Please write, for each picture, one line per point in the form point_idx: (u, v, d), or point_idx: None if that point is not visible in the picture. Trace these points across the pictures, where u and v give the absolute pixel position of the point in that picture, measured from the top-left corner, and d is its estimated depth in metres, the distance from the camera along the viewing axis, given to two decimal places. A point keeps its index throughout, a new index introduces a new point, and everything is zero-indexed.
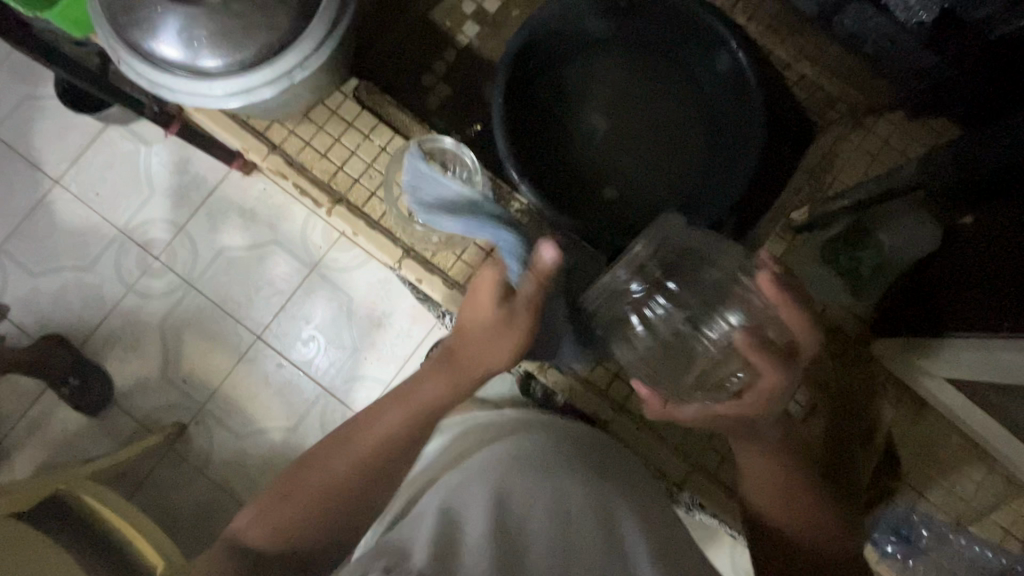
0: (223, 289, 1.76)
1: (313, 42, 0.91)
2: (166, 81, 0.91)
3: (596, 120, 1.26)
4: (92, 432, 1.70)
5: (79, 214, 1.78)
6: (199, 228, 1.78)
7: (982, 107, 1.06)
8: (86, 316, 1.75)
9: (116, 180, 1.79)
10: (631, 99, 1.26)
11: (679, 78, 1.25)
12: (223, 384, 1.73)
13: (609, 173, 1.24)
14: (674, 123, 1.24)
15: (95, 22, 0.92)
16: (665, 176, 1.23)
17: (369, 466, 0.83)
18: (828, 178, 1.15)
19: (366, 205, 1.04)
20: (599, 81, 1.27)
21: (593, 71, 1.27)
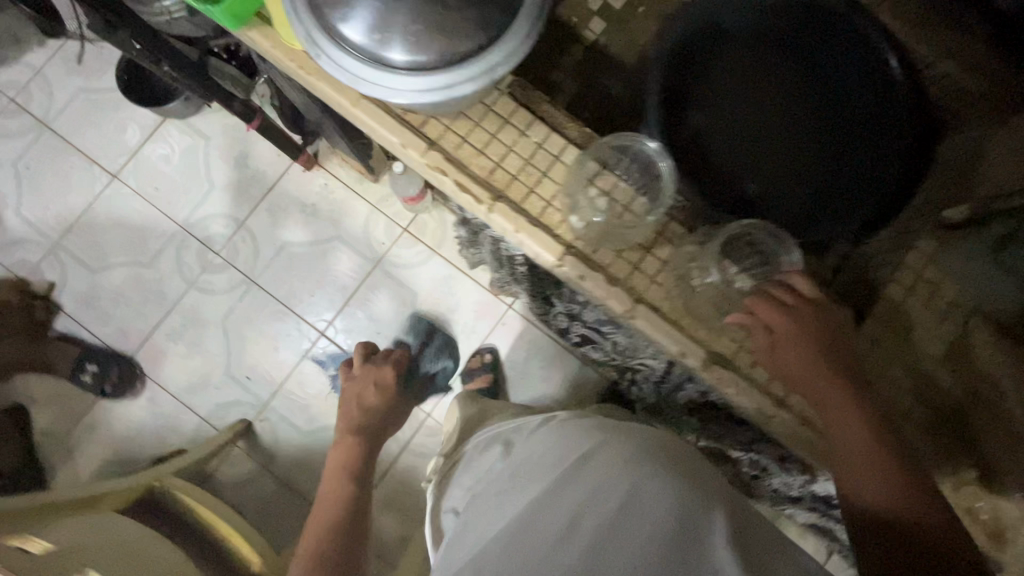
0: (286, 285, 1.75)
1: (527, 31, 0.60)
2: (356, 75, 0.60)
3: (706, 108, 0.90)
4: (156, 428, 1.69)
5: (139, 209, 1.76)
6: (261, 224, 1.77)
7: None
8: (146, 313, 1.73)
9: (176, 174, 1.77)
10: (756, 80, 0.90)
11: (812, 69, 0.90)
12: (287, 380, 1.72)
13: (738, 174, 0.88)
14: (808, 111, 0.89)
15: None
16: (809, 190, 0.88)
17: (307, 547, 1.15)
18: (973, 181, 0.91)
19: (529, 206, 0.76)
20: (724, 61, 0.91)
21: (718, 50, 0.91)
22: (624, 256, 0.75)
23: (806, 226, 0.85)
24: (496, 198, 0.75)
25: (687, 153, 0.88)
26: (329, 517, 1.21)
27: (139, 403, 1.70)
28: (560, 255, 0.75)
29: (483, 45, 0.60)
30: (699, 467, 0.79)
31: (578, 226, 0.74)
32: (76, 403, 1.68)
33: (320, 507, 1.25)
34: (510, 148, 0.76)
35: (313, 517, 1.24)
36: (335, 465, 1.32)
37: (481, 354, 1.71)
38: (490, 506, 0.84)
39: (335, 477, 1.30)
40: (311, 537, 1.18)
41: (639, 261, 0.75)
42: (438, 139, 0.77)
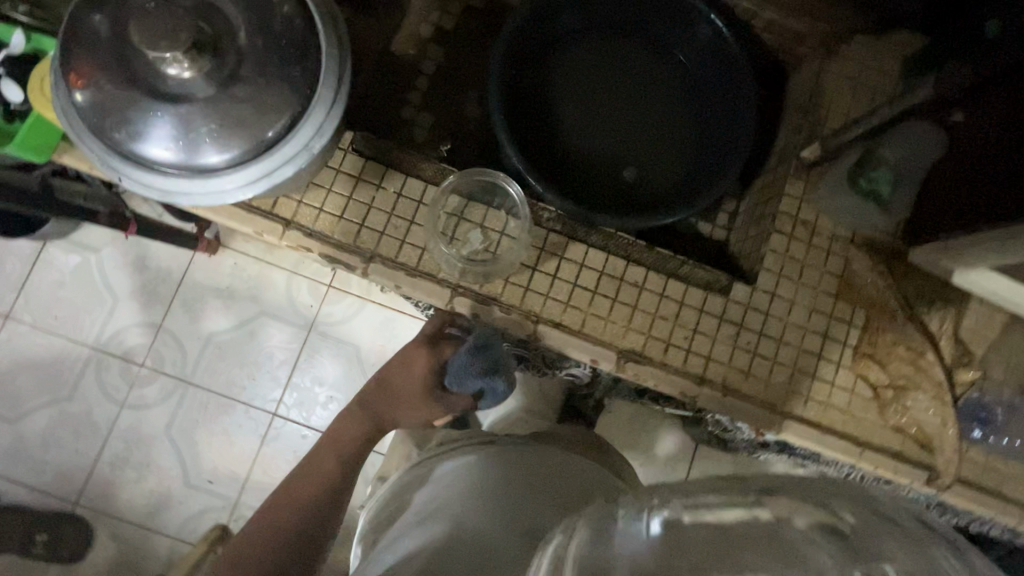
0: (223, 375, 1.67)
1: (324, 109, 0.72)
2: (169, 185, 0.70)
3: (578, 112, 1.06)
4: (127, 561, 1.59)
5: (44, 342, 1.64)
6: (179, 322, 1.68)
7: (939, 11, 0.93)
8: (82, 448, 1.62)
9: (74, 296, 1.66)
10: (610, 81, 1.06)
11: (660, 59, 1.07)
12: (252, 472, 1.65)
13: (617, 160, 1.04)
14: (659, 94, 1.06)
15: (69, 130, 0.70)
16: (675, 158, 1.04)
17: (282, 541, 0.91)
18: (823, 112, 0.96)
19: (404, 255, 0.83)
20: (581, 69, 1.06)
21: (575, 62, 1.06)
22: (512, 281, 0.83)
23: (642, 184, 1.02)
24: (371, 261, 0.82)
25: (548, 147, 1.04)
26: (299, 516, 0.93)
27: (102, 542, 1.59)
28: (451, 299, 0.83)
29: (284, 133, 0.71)
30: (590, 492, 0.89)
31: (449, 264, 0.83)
32: (33, 562, 1.57)
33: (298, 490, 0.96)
34: (388, 213, 0.83)
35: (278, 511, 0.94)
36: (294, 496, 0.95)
37: None
38: (406, 534, 0.82)
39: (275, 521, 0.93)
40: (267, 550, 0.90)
41: (529, 282, 0.84)
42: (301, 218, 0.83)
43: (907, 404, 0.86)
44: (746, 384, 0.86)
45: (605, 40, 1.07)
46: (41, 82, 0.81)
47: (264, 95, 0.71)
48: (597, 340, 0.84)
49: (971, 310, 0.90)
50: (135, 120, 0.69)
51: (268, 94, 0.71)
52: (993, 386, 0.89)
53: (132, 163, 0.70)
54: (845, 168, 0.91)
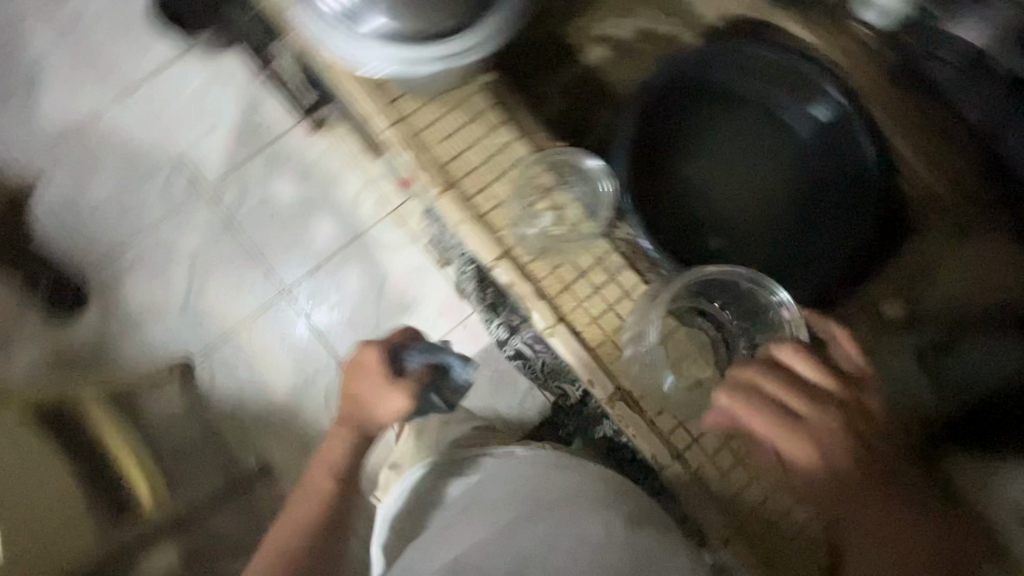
0: (263, 237, 1.75)
1: (474, 38, 0.93)
2: (341, 41, 0.93)
3: (698, 171, 1.18)
4: (99, 345, 1.68)
5: (142, 130, 1.77)
6: (254, 173, 1.78)
7: None
8: (121, 232, 1.73)
9: (185, 105, 1.79)
10: (738, 157, 1.18)
11: (794, 152, 1.16)
12: (239, 330, 1.71)
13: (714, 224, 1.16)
14: (777, 184, 1.16)
15: None
16: (769, 239, 1.15)
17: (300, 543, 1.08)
18: (925, 285, 1.16)
19: (485, 198, 0.97)
20: (721, 138, 1.19)
21: (717, 129, 1.19)
22: (562, 268, 0.94)
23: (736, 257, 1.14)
24: None
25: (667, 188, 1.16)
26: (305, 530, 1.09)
27: (89, 318, 1.69)
28: None
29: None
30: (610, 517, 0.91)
31: (511, 217, 0.96)
32: (28, 302, 1.68)
33: (303, 513, 1.11)
34: None
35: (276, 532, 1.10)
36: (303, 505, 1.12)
37: None
38: (453, 529, 0.97)
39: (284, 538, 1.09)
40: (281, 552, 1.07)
41: None
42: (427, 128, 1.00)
43: None
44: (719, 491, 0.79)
45: (749, 119, 1.18)
46: None
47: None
48: None
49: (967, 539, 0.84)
50: None
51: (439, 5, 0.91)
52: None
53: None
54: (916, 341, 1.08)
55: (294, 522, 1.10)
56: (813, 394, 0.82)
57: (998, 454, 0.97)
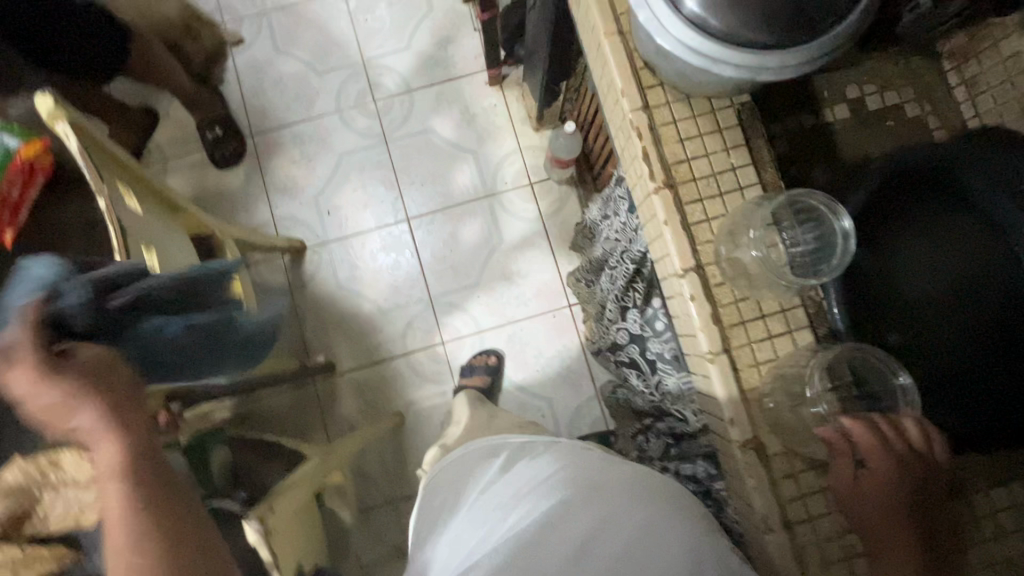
0: (408, 161, 1.83)
1: None
2: None
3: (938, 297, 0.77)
4: (235, 200, 1.81)
5: (345, 27, 1.89)
6: (423, 101, 1.86)
7: None
8: (291, 110, 1.86)
9: (391, 19, 1.89)
10: (958, 272, 0.76)
11: (1004, 271, 0.72)
12: (356, 235, 1.81)
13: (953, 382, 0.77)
14: (987, 276, 0.73)
15: None
16: None
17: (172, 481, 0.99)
18: None
19: None
20: (951, 294, 0.76)
21: (945, 260, 0.77)
22: None
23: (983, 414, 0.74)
24: (667, 185, 0.75)
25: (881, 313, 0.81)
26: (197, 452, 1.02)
27: (237, 173, 1.83)
28: (684, 268, 0.74)
29: (767, 45, 0.62)
30: (677, 525, 0.74)
31: None
32: (194, 139, 1.82)
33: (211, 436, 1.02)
34: (707, 154, 0.76)
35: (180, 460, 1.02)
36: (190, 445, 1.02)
37: (518, 328, 1.75)
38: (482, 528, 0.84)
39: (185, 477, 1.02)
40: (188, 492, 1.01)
41: (750, 318, 0.74)
42: None
43: None
44: (820, 574, 0.70)
45: (956, 229, 0.76)
46: None
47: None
48: (749, 417, 0.72)
49: None
50: None
51: None
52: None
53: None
54: None
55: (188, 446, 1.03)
56: (865, 470, 0.67)
57: None
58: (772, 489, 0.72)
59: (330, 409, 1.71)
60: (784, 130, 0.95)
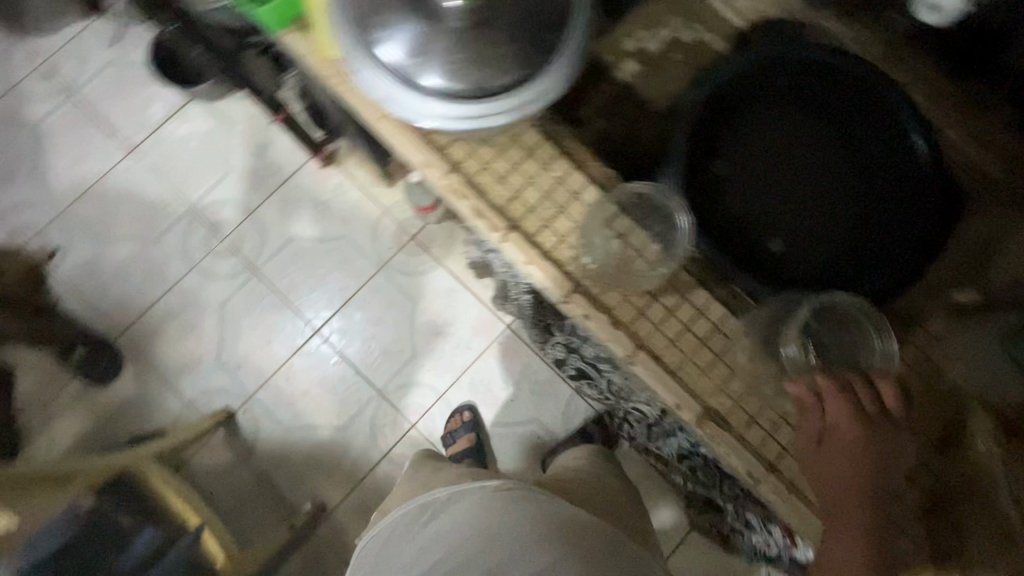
0: (289, 278, 1.75)
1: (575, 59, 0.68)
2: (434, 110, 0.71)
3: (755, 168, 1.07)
4: (137, 407, 1.67)
5: (155, 184, 1.76)
6: (271, 215, 1.77)
7: None
8: (145, 291, 1.72)
9: (198, 155, 1.78)
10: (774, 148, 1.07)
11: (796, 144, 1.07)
12: (277, 373, 1.71)
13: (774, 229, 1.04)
14: (789, 154, 1.07)
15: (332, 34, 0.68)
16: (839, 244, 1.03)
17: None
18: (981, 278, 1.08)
19: None
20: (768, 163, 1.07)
21: (764, 135, 1.07)
22: None
23: (869, 271, 1.00)
24: (512, 228, 0.75)
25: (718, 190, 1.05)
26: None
27: (124, 380, 1.68)
28: (568, 293, 0.74)
29: (509, 86, 0.64)
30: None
31: None
32: (62, 371, 1.66)
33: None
34: (530, 180, 0.76)
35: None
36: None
37: (473, 372, 1.72)
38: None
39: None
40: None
41: (645, 307, 0.75)
42: None
43: None
44: (810, 487, 0.75)
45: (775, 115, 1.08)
46: None
47: (512, 46, 0.64)
48: (689, 392, 0.74)
49: None
50: (392, 22, 0.65)
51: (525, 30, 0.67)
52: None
53: (369, 59, 0.65)
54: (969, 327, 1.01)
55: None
56: (825, 402, 0.72)
57: None
58: (738, 441, 0.75)
59: (340, 547, 1.63)
60: None
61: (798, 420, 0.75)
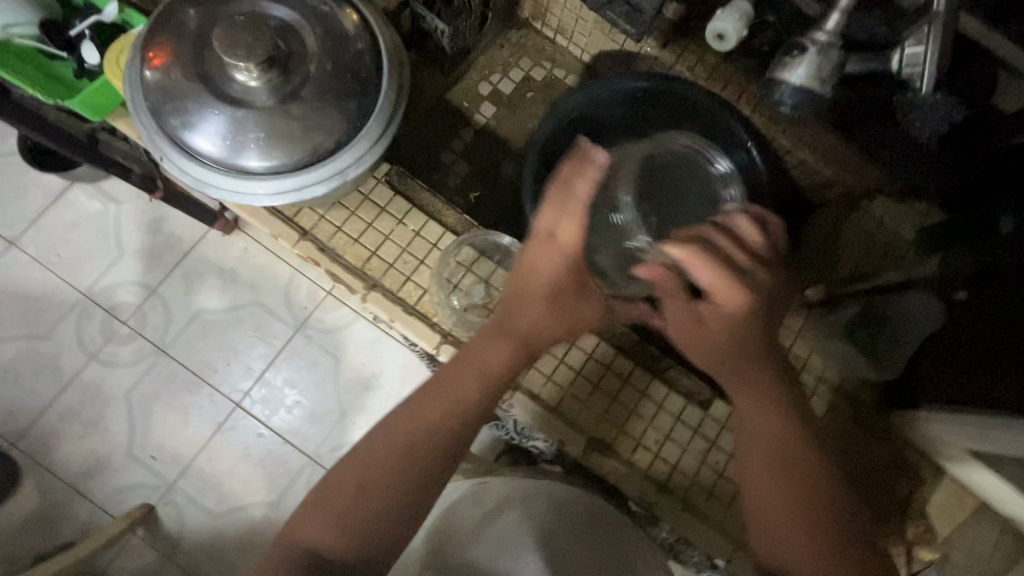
0: (199, 354, 1.65)
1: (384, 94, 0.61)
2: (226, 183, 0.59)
3: None
4: (43, 518, 1.53)
5: (40, 276, 1.65)
6: (174, 291, 1.68)
7: (966, 187, 0.76)
8: (40, 390, 1.59)
9: (86, 237, 1.68)
10: None
11: None
12: (197, 456, 1.60)
13: None
14: None
15: (127, 108, 0.60)
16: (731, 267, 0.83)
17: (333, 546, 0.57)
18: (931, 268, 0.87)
19: None
20: None
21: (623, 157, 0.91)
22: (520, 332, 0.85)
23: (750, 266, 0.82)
24: (371, 287, 0.75)
25: None
26: (396, 466, 0.59)
27: (25, 493, 1.54)
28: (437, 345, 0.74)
29: (333, 150, 0.59)
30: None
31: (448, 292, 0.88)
32: None
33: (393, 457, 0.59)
34: (385, 236, 0.75)
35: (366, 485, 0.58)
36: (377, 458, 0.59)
37: None
38: None
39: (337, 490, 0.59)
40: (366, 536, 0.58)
41: None
42: None
43: None
44: (705, 503, 0.74)
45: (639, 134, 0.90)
46: (121, 49, 0.65)
47: (326, 107, 0.58)
48: (571, 425, 0.75)
49: (944, 484, 0.75)
50: (189, 101, 0.57)
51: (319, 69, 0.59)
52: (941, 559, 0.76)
53: (177, 149, 0.58)
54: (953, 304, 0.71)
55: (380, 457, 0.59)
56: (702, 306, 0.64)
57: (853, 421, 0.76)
58: (626, 468, 0.75)
59: None
60: (458, 149, 0.94)
61: (672, 436, 0.75)
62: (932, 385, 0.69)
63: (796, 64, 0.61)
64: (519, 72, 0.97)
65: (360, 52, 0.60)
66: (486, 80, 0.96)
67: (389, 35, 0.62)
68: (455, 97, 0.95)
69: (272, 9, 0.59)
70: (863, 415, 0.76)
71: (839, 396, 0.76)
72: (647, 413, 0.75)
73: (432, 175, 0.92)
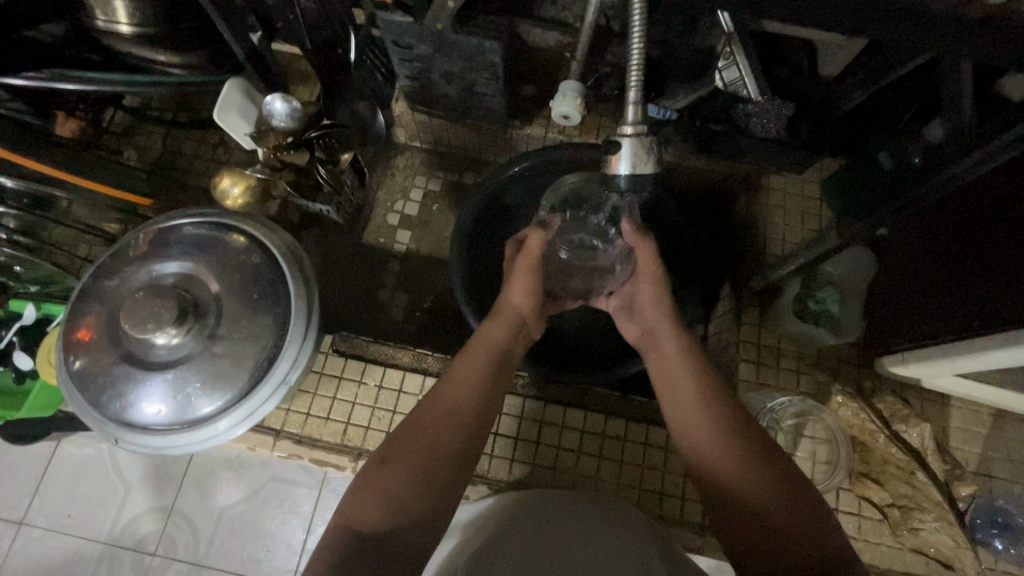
0: (236, 563, 1.00)
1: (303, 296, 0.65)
2: (171, 439, 0.60)
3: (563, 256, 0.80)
4: None
5: (51, 547, 1.01)
6: (183, 502, 1.02)
7: (845, 134, 0.77)
8: None
9: (64, 482, 1.04)
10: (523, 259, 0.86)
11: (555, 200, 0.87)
12: None
13: (597, 321, 0.88)
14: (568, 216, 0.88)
15: (66, 393, 0.62)
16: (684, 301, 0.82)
17: (378, 519, 0.46)
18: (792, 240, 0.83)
19: None
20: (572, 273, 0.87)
21: None
22: (523, 438, 0.77)
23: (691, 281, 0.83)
24: (358, 456, 0.76)
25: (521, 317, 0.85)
26: (419, 472, 0.49)
27: None
28: None
29: (268, 363, 0.62)
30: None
31: None
32: None
33: (434, 434, 0.51)
34: (353, 401, 0.77)
35: (399, 465, 0.49)
36: (421, 437, 0.51)
37: None
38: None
39: (364, 482, 0.48)
40: (409, 513, 0.47)
41: (512, 451, 0.76)
42: (282, 425, 0.78)
43: (917, 528, 0.69)
44: None
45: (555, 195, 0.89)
46: (49, 345, 0.70)
47: (247, 330, 0.63)
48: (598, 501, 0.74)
49: (953, 410, 0.76)
50: (120, 383, 0.60)
51: (236, 304, 0.64)
52: (1002, 487, 0.73)
53: (124, 428, 0.60)
54: (859, 249, 0.80)
55: (417, 442, 0.51)
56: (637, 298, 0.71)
57: (823, 381, 0.76)
58: (661, 521, 0.74)
59: None
60: (392, 282, 0.96)
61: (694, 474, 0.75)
62: (923, 329, 0.68)
63: (614, 158, 0.49)
64: (418, 190, 0.99)
65: (260, 268, 0.65)
66: (391, 211, 0.98)
67: (277, 240, 0.66)
68: (371, 238, 0.96)
69: (165, 269, 0.64)
70: (849, 375, 0.78)
71: (822, 369, 0.78)
72: (655, 466, 0.76)
73: (377, 317, 0.94)
